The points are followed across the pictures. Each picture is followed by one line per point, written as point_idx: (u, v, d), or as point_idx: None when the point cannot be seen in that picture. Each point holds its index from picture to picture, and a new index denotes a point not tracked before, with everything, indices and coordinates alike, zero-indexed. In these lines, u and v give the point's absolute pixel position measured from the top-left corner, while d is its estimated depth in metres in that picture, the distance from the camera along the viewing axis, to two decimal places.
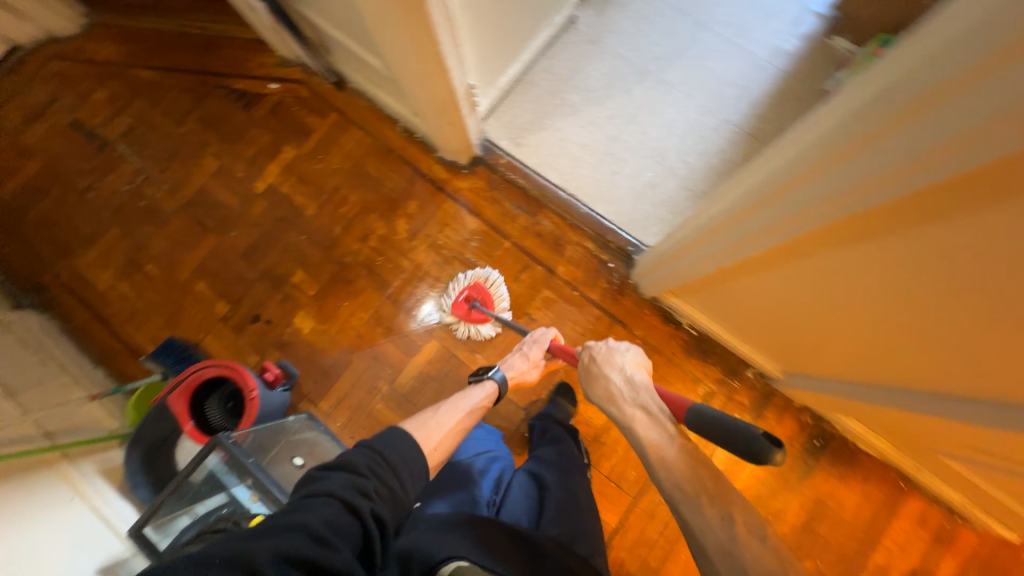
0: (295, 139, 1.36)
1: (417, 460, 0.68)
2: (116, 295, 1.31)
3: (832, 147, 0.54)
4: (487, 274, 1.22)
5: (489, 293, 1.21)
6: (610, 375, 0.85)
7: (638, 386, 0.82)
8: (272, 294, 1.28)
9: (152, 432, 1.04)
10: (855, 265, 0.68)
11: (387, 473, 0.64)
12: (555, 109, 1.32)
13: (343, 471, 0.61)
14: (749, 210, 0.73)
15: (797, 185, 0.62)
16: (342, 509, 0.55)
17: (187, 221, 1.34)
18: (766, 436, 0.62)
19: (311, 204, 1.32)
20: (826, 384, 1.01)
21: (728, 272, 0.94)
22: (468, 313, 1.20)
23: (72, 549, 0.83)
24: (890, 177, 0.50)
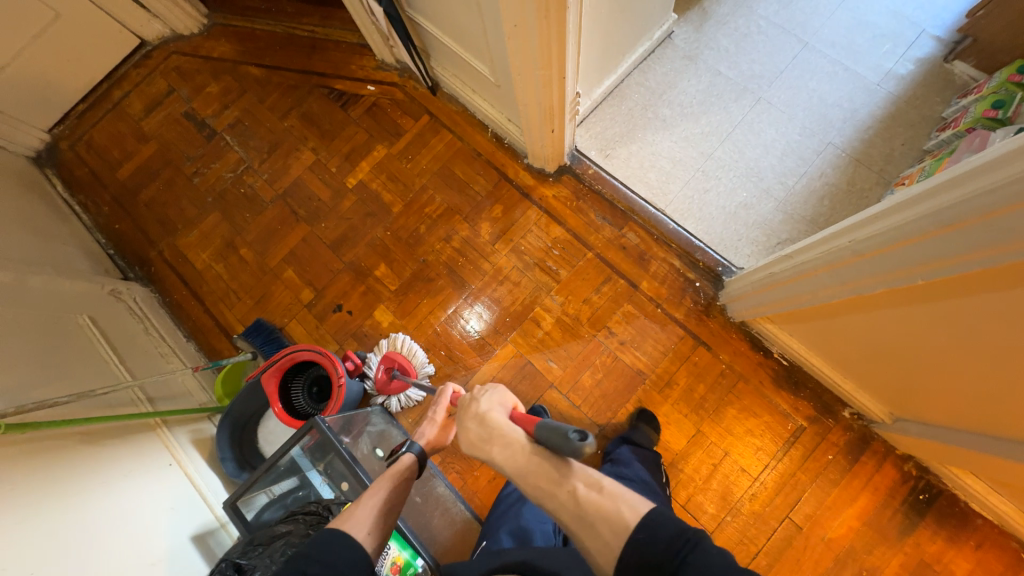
0: (387, 138, 1.41)
1: (353, 555, 0.66)
2: (212, 275, 1.38)
3: (961, 213, 0.57)
4: (395, 340, 1.20)
5: (405, 359, 1.18)
6: (466, 418, 0.71)
7: (489, 421, 0.68)
8: (355, 286, 1.31)
9: (243, 409, 1.08)
10: (948, 319, 0.71)
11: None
12: (647, 124, 1.30)
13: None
14: (838, 263, 0.79)
15: (913, 242, 0.65)
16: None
17: (281, 210, 1.41)
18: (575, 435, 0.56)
19: (398, 201, 1.36)
20: (944, 433, 0.92)
21: (828, 308, 0.91)
22: (388, 383, 1.18)
23: (170, 516, 0.87)
24: (988, 252, 0.56)
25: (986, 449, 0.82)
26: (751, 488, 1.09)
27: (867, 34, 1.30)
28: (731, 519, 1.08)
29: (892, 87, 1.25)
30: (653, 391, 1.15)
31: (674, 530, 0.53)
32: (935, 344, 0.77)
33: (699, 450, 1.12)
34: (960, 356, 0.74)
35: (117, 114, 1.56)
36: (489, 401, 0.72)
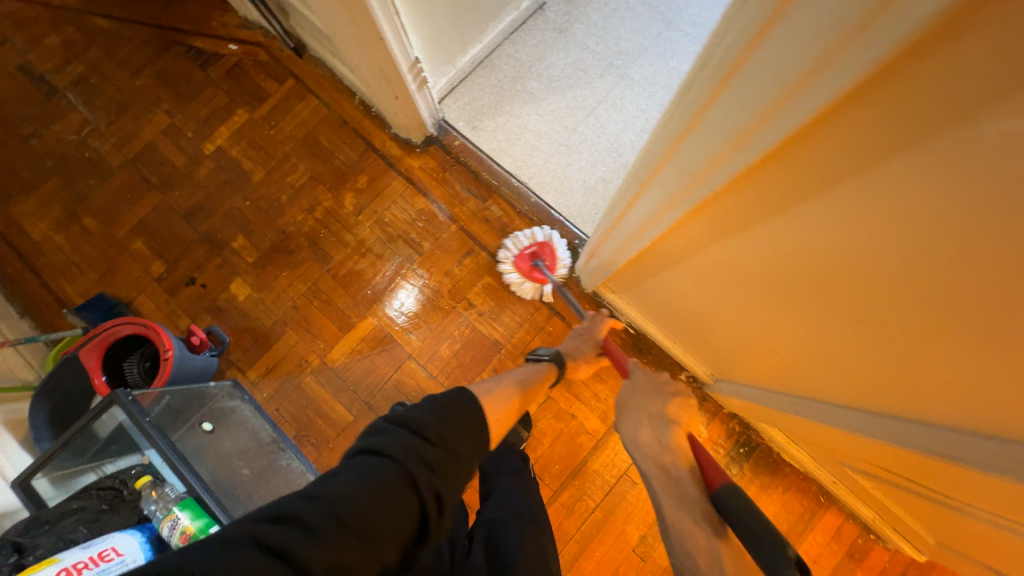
0: (250, 103, 1.34)
1: (477, 437, 0.56)
2: (51, 246, 1.28)
3: (709, 86, 0.46)
4: (551, 236, 1.19)
5: (555, 255, 1.18)
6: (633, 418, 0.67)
7: (670, 438, 0.61)
8: (210, 258, 1.25)
9: (64, 386, 1.01)
10: (746, 257, 0.64)
11: (452, 447, 0.53)
12: (516, 96, 1.30)
13: (410, 432, 0.51)
14: (635, 197, 0.70)
15: (734, 78, 0.43)
16: (403, 479, 0.47)
17: (132, 176, 1.31)
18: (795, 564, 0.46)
19: (259, 169, 1.30)
20: (744, 388, 1.01)
21: (653, 262, 0.87)
22: (530, 271, 1.18)
23: None
24: (731, 146, 0.47)
25: (783, 405, 0.87)
26: (594, 448, 1.15)
27: None
28: (574, 478, 1.14)
29: None
30: (508, 360, 1.18)
31: None
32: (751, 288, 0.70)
33: (549, 415, 1.17)
34: (777, 301, 0.67)
35: None
36: (665, 409, 0.66)
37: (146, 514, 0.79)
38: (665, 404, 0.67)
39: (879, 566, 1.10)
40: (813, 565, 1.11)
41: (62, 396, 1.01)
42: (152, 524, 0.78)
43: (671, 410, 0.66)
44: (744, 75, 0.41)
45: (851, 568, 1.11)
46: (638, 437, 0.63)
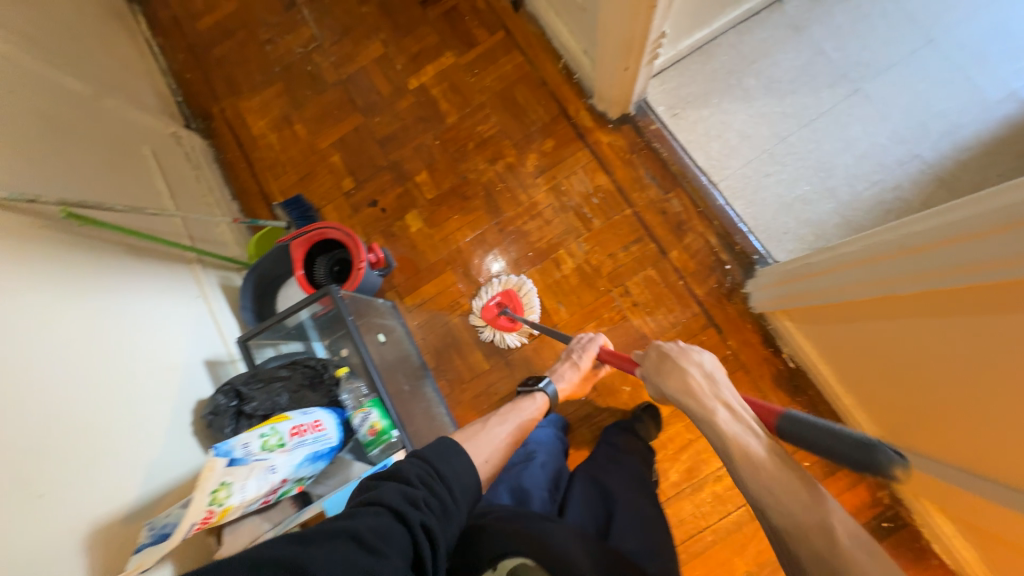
0: (459, 47, 1.38)
1: (466, 476, 0.62)
2: (265, 143, 1.43)
3: (978, 224, 0.59)
4: (519, 282, 1.21)
5: (521, 301, 1.20)
6: (687, 369, 0.72)
7: (720, 385, 0.68)
8: (394, 185, 1.34)
9: (269, 269, 1.14)
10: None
11: (440, 492, 0.58)
12: (727, 91, 1.22)
13: (394, 479, 0.57)
14: (850, 264, 0.81)
15: (1000, 231, 0.56)
16: (395, 516, 0.52)
17: (341, 95, 1.42)
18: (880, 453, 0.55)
19: (454, 112, 1.35)
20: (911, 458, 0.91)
21: (879, 304, 0.80)
22: (496, 319, 1.21)
23: (187, 336, 0.96)
24: (969, 269, 0.60)
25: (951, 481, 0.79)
26: (718, 470, 1.11)
27: (1002, 45, 1.15)
28: (691, 492, 1.11)
29: (1012, 110, 1.11)
30: None
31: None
32: (1014, 364, 0.61)
33: (680, 423, 1.14)
34: None
35: None
36: (706, 360, 0.73)
37: (337, 401, 0.89)
38: (703, 356, 0.74)
39: None
40: None
41: (266, 277, 1.15)
42: (342, 410, 0.87)
43: (709, 359, 0.73)
44: (1012, 232, 0.55)
45: None
46: (684, 383, 0.71)
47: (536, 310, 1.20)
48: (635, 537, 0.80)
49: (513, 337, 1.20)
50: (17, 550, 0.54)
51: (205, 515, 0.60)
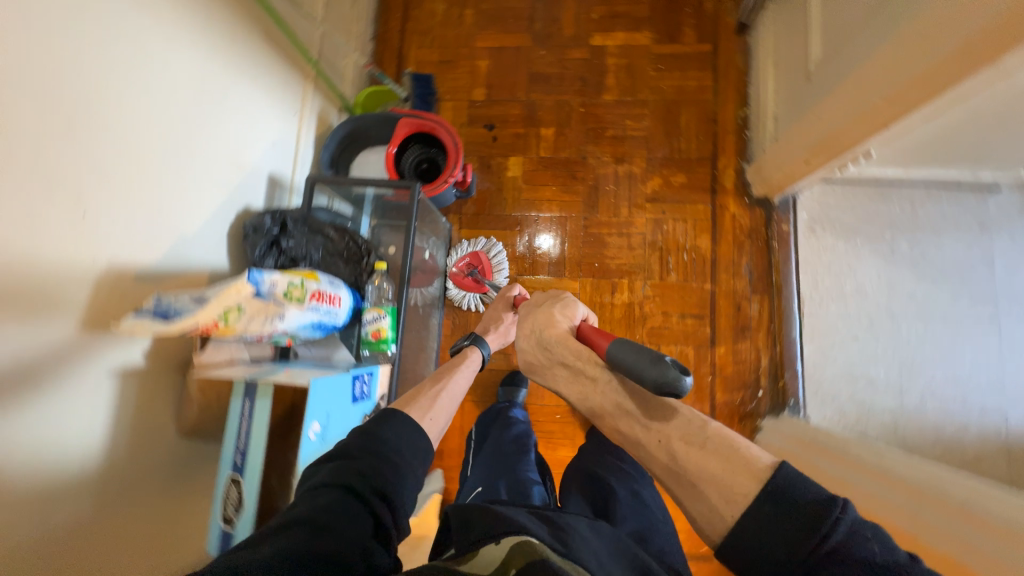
0: (659, 33, 1.27)
1: (413, 445, 0.60)
2: (429, 7, 1.35)
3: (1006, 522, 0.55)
4: (489, 244, 1.20)
5: (488, 263, 1.19)
6: (529, 333, 0.71)
7: (552, 346, 0.66)
8: (517, 123, 1.27)
9: (368, 128, 1.11)
10: None
11: (389, 459, 0.56)
12: (875, 241, 1.12)
13: (333, 462, 0.53)
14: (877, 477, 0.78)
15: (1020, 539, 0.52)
16: (340, 498, 0.49)
17: (524, 8, 1.32)
18: (676, 363, 0.51)
19: (614, 91, 1.26)
20: None
21: None
22: (463, 279, 1.19)
23: (268, 145, 0.95)
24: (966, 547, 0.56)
25: None
26: None
27: None
28: None
29: None
30: None
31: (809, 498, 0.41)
32: None
33: None
34: None
35: None
36: (546, 321, 0.70)
37: (360, 287, 0.88)
38: (542, 316, 0.71)
39: None
40: None
41: (360, 132, 1.11)
42: (360, 299, 0.86)
43: (547, 319, 0.70)
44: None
45: None
46: (527, 349, 0.71)
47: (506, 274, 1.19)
48: (634, 520, 0.73)
49: (474, 302, 1.19)
50: (45, 251, 0.54)
51: (210, 324, 0.61)
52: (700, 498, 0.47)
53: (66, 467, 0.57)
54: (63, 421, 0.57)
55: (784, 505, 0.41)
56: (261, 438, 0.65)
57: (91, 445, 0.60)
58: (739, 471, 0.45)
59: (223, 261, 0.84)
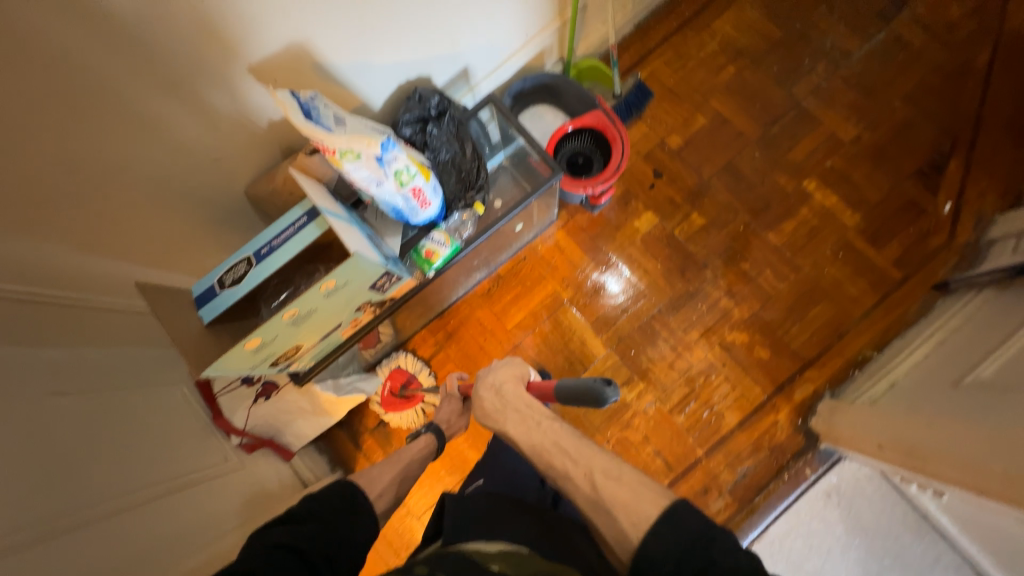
0: (868, 228, 1.16)
1: (344, 517, 0.63)
2: (705, 36, 1.28)
3: None
4: (402, 359, 1.19)
5: (410, 376, 1.19)
6: (487, 393, 0.75)
7: (508, 395, 0.73)
8: (680, 189, 1.22)
9: (569, 92, 1.10)
10: None
11: (316, 520, 0.59)
12: (868, 554, 1.00)
13: (287, 524, 0.57)
14: None
15: None
16: (288, 556, 0.53)
17: (778, 107, 1.23)
18: (603, 380, 0.67)
19: (783, 238, 1.17)
20: None
21: None
22: (397, 404, 1.17)
23: (484, 43, 0.96)
24: None
25: None
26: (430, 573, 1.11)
27: None
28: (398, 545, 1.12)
29: None
30: None
31: (699, 527, 0.50)
32: None
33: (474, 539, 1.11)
34: None
35: None
36: (502, 376, 0.77)
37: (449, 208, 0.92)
38: (493, 376, 0.77)
39: None
40: None
41: (561, 89, 1.10)
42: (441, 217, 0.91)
43: (501, 374, 0.77)
44: None
45: None
46: (486, 407, 0.74)
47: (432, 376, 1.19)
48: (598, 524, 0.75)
49: (404, 422, 1.16)
50: None
51: (330, 150, 0.64)
52: (612, 522, 0.54)
53: (146, 150, 0.70)
54: (174, 124, 0.70)
55: (675, 524, 0.50)
56: (293, 247, 0.72)
57: (177, 153, 0.73)
58: (644, 499, 0.54)
59: (378, 105, 0.88)
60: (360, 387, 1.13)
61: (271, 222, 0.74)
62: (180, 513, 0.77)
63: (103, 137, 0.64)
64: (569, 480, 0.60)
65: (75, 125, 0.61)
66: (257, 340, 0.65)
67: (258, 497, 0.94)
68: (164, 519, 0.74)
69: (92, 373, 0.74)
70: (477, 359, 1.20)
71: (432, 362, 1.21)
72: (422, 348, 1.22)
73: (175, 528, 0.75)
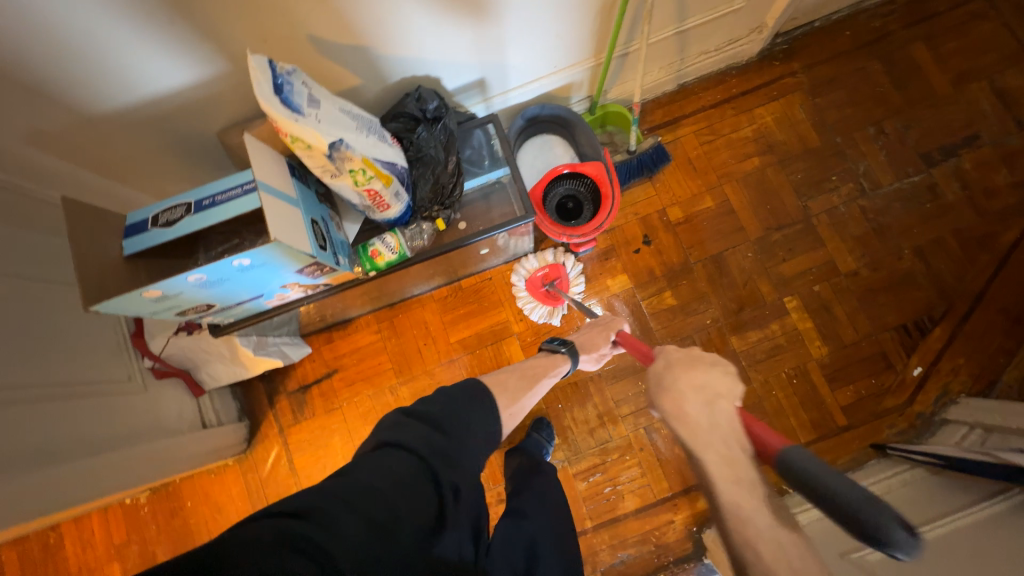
0: (830, 365, 1.13)
1: (472, 429, 0.64)
2: (743, 120, 1.23)
3: None
4: (566, 257, 1.18)
5: (566, 275, 1.17)
6: (688, 398, 0.60)
7: (716, 418, 0.58)
8: (665, 264, 1.19)
9: (586, 133, 1.06)
10: None
11: (444, 427, 0.61)
12: None
13: (426, 428, 0.60)
14: None
15: None
16: (419, 467, 0.55)
17: (788, 217, 1.19)
18: (907, 527, 0.43)
19: (745, 345, 1.15)
20: None
21: None
22: (542, 293, 1.18)
23: (504, 63, 0.93)
24: None
25: None
26: None
27: None
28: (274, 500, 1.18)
29: None
30: None
31: None
32: None
33: None
34: None
35: (1005, 63, 1.22)
36: (715, 386, 0.60)
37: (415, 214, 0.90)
38: (703, 379, 0.62)
39: None
40: None
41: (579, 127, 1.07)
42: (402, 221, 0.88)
43: (718, 382, 0.60)
44: None
45: None
46: (682, 409, 0.60)
47: (584, 287, 1.19)
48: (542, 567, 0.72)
49: (536, 312, 1.17)
50: None
51: (282, 130, 0.62)
52: None
53: (116, 81, 0.69)
54: (148, 62, 0.68)
55: None
56: (229, 209, 0.69)
57: (151, 90, 0.72)
58: None
59: (374, 92, 0.86)
60: (283, 351, 1.12)
61: (223, 176, 0.73)
62: (56, 423, 0.76)
63: (70, 62, 0.64)
64: (748, 545, 0.49)
65: (41, 43, 0.60)
66: (158, 292, 0.64)
67: (149, 428, 0.94)
68: (33, 425, 0.73)
69: (11, 267, 0.75)
70: (413, 360, 1.21)
71: (370, 347, 1.22)
72: (365, 331, 1.22)
73: (40, 440, 0.74)
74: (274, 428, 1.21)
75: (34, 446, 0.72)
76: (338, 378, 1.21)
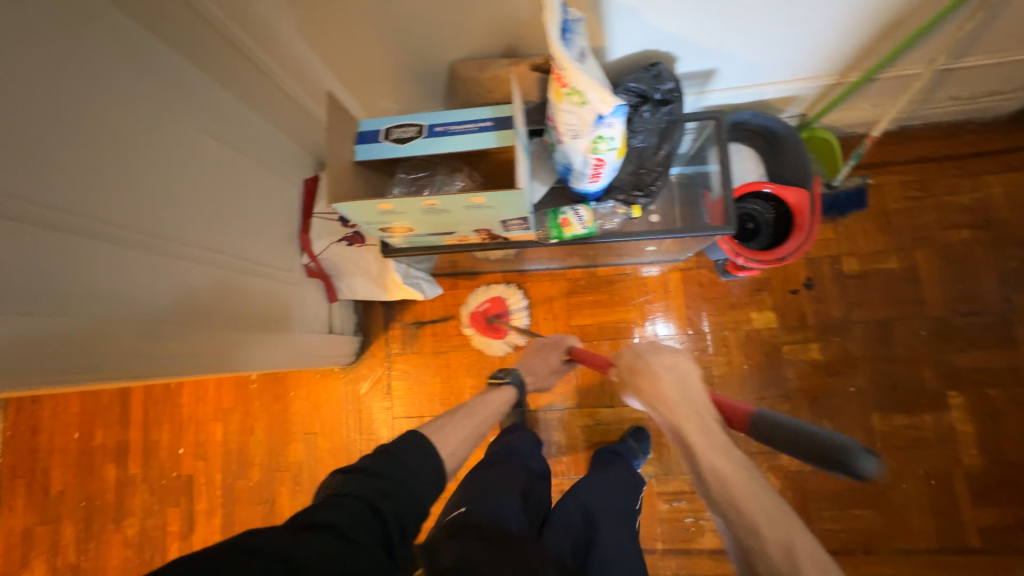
0: (978, 478, 1.01)
1: (421, 462, 0.62)
2: (966, 184, 1.08)
3: None
4: (504, 288, 1.20)
5: (507, 308, 1.20)
6: (662, 384, 0.64)
7: (688, 396, 0.61)
8: (820, 314, 1.10)
9: (796, 156, 0.97)
10: None
11: (386, 467, 0.59)
12: None
13: (360, 473, 0.57)
14: None
15: None
16: (363, 510, 0.53)
17: (984, 306, 1.05)
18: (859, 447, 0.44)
19: (885, 426, 1.05)
20: None
21: None
22: (486, 329, 1.20)
23: (746, 59, 0.85)
24: None
25: None
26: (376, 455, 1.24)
27: None
28: (369, 417, 1.25)
29: None
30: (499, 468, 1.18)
31: None
32: None
33: None
34: None
35: None
36: (687, 368, 0.64)
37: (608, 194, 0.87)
38: (679, 362, 0.65)
39: (170, 526, 1.31)
40: (208, 473, 1.31)
41: (791, 148, 0.98)
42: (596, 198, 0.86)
43: (688, 365, 0.65)
44: None
45: (186, 496, 1.31)
46: (660, 392, 0.63)
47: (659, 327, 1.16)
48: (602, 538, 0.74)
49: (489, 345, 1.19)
50: None
51: (562, 79, 0.60)
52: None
53: None
54: None
55: None
56: (461, 143, 0.69)
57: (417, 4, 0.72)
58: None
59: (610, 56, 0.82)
60: (422, 286, 1.11)
61: (459, 108, 0.72)
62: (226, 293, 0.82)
63: None
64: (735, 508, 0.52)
65: None
66: (388, 206, 0.66)
67: (289, 319, 1.01)
68: (210, 288, 0.79)
69: None
70: (529, 331, 1.21)
71: (490, 305, 1.23)
72: (489, 289, 1.23)
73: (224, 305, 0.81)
74: (383, 351, 1.27)
75: (206, 307, 0.78)
76: (453, 325, 1.24)
